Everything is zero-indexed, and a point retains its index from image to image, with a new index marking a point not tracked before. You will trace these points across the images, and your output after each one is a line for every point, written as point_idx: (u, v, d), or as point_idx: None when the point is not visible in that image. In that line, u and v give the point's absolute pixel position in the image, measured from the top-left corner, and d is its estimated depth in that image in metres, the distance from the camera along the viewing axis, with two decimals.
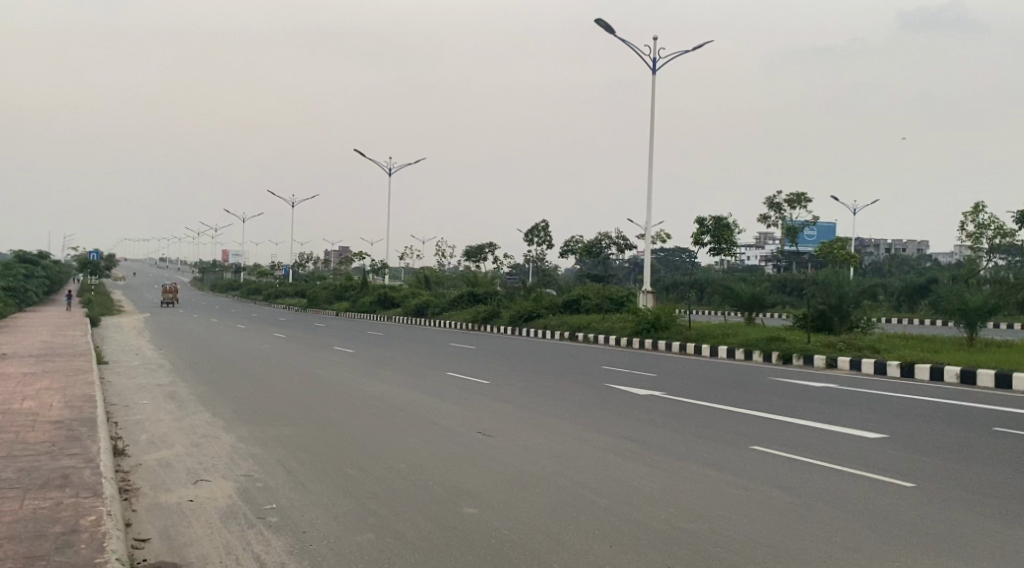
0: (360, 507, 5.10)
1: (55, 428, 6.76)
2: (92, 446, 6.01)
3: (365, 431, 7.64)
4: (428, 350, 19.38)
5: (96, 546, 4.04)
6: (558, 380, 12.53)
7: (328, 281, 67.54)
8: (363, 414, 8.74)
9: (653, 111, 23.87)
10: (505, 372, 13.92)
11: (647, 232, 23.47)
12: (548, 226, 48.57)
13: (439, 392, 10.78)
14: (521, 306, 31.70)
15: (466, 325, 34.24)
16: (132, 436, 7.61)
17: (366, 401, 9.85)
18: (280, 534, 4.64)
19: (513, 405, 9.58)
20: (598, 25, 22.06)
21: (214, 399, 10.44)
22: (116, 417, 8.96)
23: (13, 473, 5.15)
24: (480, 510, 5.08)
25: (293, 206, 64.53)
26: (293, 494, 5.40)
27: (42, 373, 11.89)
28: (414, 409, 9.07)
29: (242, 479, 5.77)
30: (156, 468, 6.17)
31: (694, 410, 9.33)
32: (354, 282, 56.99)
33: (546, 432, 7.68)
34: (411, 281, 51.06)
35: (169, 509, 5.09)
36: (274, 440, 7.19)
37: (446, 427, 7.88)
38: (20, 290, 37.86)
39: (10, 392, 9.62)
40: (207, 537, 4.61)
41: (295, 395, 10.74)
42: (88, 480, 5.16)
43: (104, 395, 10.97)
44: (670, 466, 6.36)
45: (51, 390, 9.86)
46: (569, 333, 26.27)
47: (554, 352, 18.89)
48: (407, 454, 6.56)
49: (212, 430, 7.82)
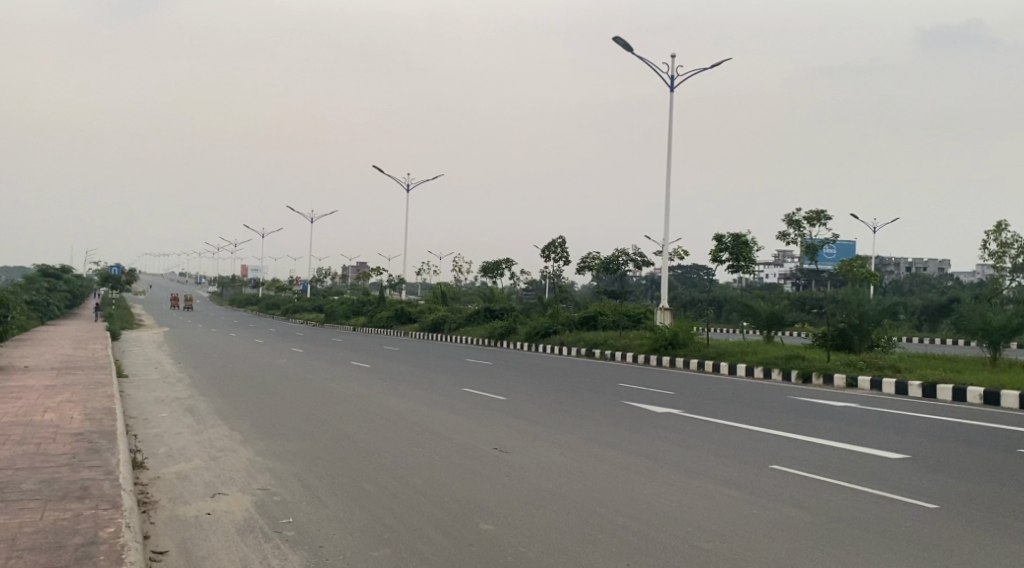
0: (377, 522, 5.10)
1: (75, 440, 6.82)
2: (111, 458, 6.05)
3: (382, 446, 7.63)
4: (444, 365, 19.37)
5: (115, 557, 4.11)
6: (575, 396, 12.52)
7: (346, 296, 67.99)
8: (379, 429, 8.73)
9: (671, 127, 23.84)
10: (522, 388, 13.85)
11: (665, 250, 23.42)
12: (565, 242, 48.52)
13: (455, 408, 10.76)
14: (538, 322, 31.73)
15: (484, 341, 34.30)
16: (151, 449, 7.66)
17: (382, 416, 9.85)
18: (297, 548, 4.65)
19: (530, 421, 9.53)
20: (616, 43, 22.06)
21: (232, 412, 10.46)
22: (136, 430, 9.04)
23: (34, 484, 5.20)
24: (497, 525, 5.07)
25: (312, 220, 65.21)
26: (309, 508, 5.40)
27: (64, 386, 12.04)
28: (430, 425, 9.06)
29: (259, 493, 5.78)
30: (174, 481, 6.19)
31: (712, 429, 9.25)
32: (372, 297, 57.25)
33: (563, 448, 7.66)
34: (428, 296, 51.19)
35: (187, 522, 5.11)
36: (291, 455, 7.18)
37: (462, 443, 7.86)
38: (43, 302, 38.30)
39: (32, 404, 9.74)
40: (225, 550, 4.62)
41: (313, 409, 10.74)
42: (107, 491, 5.19)
43: (123, 408, 11.05)
44: (688, 485, 6.31)
45: (72, 403, 9.96)
46: (586, 350, 26.25)
47: (571, 369, 18.85)
48: (423, 470, 6.53)
49: (230, 444, 7.85)
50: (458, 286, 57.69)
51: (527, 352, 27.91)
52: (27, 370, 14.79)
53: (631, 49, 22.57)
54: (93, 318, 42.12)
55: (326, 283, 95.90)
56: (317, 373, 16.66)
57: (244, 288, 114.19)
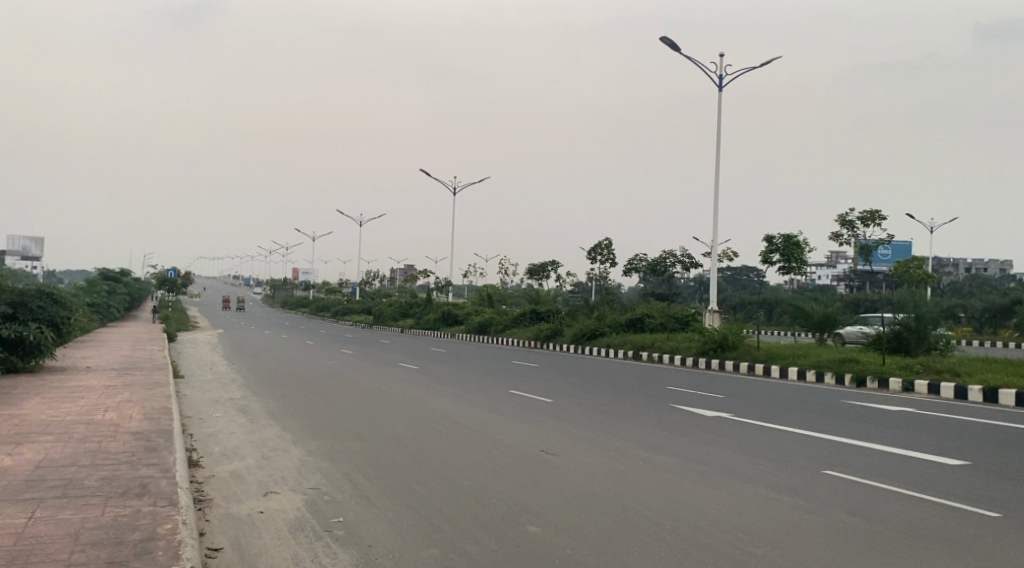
0: (425, 522, 5.14)
1: (134, 439, 7.02)
2: (168, 457, 6.21)
3: (430, 447, 7.69)
4: (490, 367, 19.45)
5: (173, 553, 4.23)
6: (623, 400, 12.44)
7: (395, 298, 68.85)
8: (426, 430, 8.80)
9: (720, 127, 23.52)
10: (569, 391, 13.81)
11: (714, 252, 23.12)
12: (612, 243, 48.28)
13: (502, 410, 10.78)
14: (584, 323, 31.86)
15: (530, 343, 34.39)
16: (207, 448, 7.85)
17: (429, 418, 9.93)
18: (346, 546, 4.71)
19: (577, 424, 9.50)
20: (664, 44, 21.88)
21: (284, 413, 10.65)
22: (192, 429, 9.28)
23: (96, 481, 5.37)
24: (544, 528, 5.07)
25: (361, 223, 66.32)
26: (358, 507, 5.47)
27: (124, 386, 12.42)
28: (477, 427, 9.10)
29: (309, 492, 5.88)
30: (229, 480, 6.33)
31: (763, 433, 9.09)
32: (419, 298, 57.83)
33: (610, 451, 7.61)
34: (475, 298, 51.50)
35: (241, 520, 5.22)
36: (340, 455, 7.28)
37: (509, 445, 7.87)
38: (105, 306, 39.63)
39: (94, 404, 10.07)
40: (277, 548, 4.70)
41: (362, 410, 10.88)
42: (165, 489, 5.33)
43: (179, 408, 11.34)
44: (738, 489, 6.22)
45: (130, 402, 10.27)
46: (633, 353, 26.09)
47: (618, 372, 18.74)
48: (470, 471, 6.56)
49: (281, 444, 8.00)
50: (504, 289, 57.82)
51: (574, 355, 27.83)
52: (90, 371, 15.33)
53: (678, 49, 22.38)
54: (152, 321, 43.45)
55: (376, 285, 97.27)
56: (366, 375, 16.87)
57: (294, 291, 116.90)
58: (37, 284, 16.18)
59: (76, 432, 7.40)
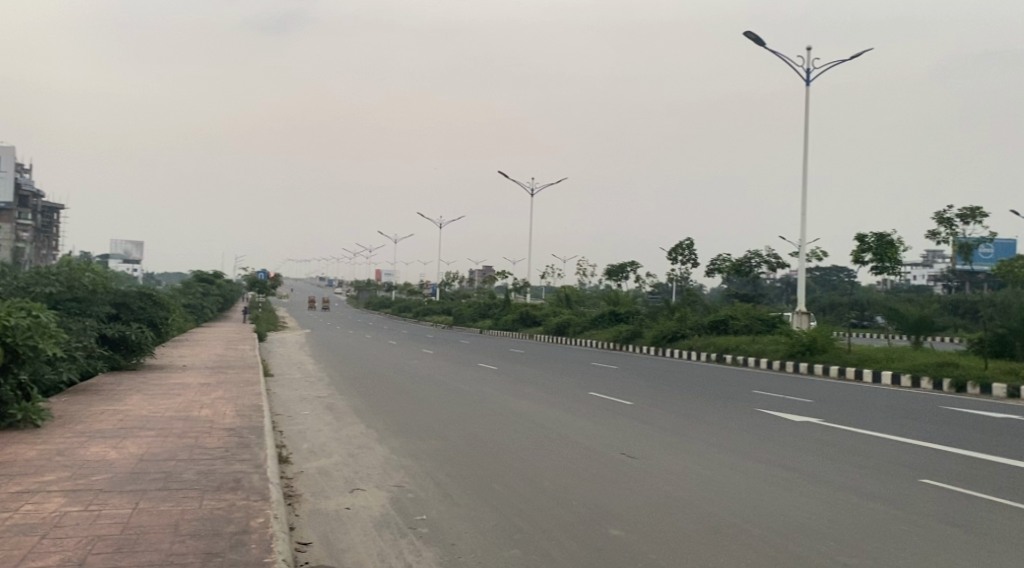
0: (507, 523, 5.16)
1: (229, 435, 7.32)
2: (260, 453, 6.44)
3: (511, 447, 7.72)
4: (569, 369, 19.42)
5: (266, 547, 4.39)
6: (706, 403, 12.17)
7: (472, 299, 69.74)
8: (506, 431, 8.84)
9: (807, 123, 22.92)
10: (648, 393, 13.65)
11: (800, 252, 22.41)
12: (693, 243, 47.55)
13: (582, 412, 10.74)
14: (665, 325, 31.54)
15: (609, 344, 34.22)
16: (296, 445, 8.10)
17: (510, 418, 9.98)
18: (430, 544, 4.77)
19: (658, 427, 9.38)
20: (747, 39, 21.46)
21: (368, 411, 10.89)
22: (282, 426, 9.60)
23: (193, 475, 5.61)
24: (626, 531, 5.01)
25: (440, 226, 67.50)
26: (442, 506, 5.53)
27: (217, 384, 12.97)
28: (557, 428, 9.09)
29: (394, 489, 5.99)
30: (317, 476, 6.51)
31: (854, 439, 8.76)
32: (498, 300, 58.39)
33: (694, 456, 7.48)
34: (553, 299, 51.65)
35: (329, 515, 5.36)
36: (423, 453, 7.39)
37: (590, 447, 7.83)
38: (201, 306, 41.59)
39: (190, 400, 10.55)
40: (364, 543, 4.80)
41: (443, 409, 11.03)
42: (257, 483, 5.52)
43: (270, 405, 11.76)
44: (829, 497, 6.01)
45: (224, 400, 10.71)
46: (716, 355, 25.63)
47: (699, 375, 18.42)
48: (551, 472, 6.55)
49: (366, 441, 8.18)
50: (582, 290, 57.61)
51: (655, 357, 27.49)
52: (188, 369, 16.08)
53: (763, 44, 21.92)
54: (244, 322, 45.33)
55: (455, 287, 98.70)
56: (446, 375, 17.06)
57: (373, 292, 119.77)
58: (139, 286, 17.06)
59: (176, 427, 7.76)
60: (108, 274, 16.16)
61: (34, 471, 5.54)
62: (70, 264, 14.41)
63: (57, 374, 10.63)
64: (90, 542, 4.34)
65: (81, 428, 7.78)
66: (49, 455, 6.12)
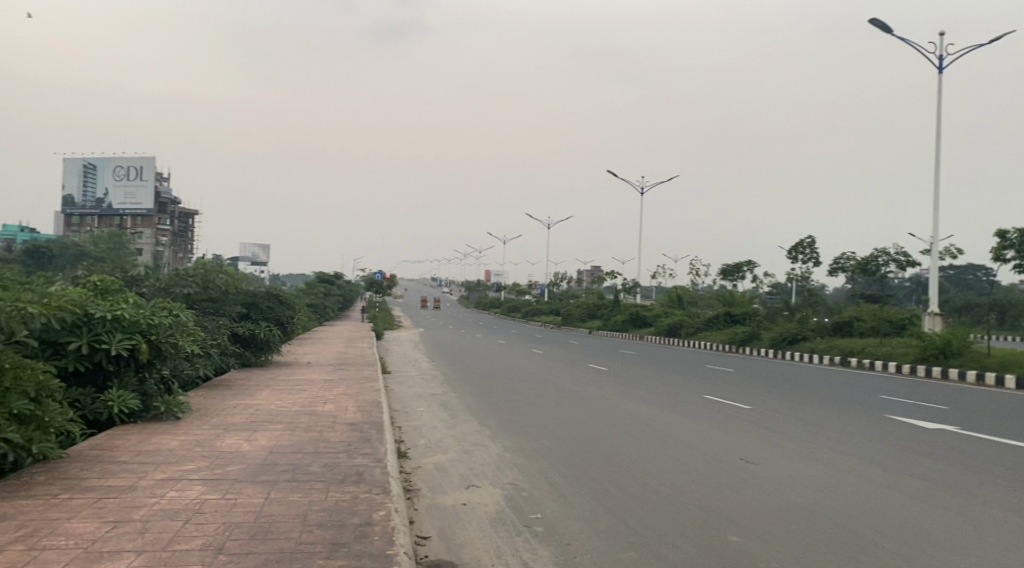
0: (622, 525, 5.13)
1: (352, 429, 7.62)
2: (380, 447, 6.66)
3: (626, 449, 7.67)
4: (681, 371, 19.08)
5: (388, 539, 4.55)
6: (827, 408, 11.70)
7: (580, 299, 69.83)
8: (619, 432, 8.78)
9: (942, 113, 21.83)
10: (764, 397, 13.22)
11: (933, 249, 21.16)
12: (813, 242, 45.72)
13: (696, 415, 10.52)
14: (784, 327, 30.55)
15: (724, 346, 33.46)
16: (413, 440, 8.35)
17: (623, 420, 9.90)
18: (545, 543, 4.80)
19: (776, 433, 9.07)
20: (874, 26, 20.57)
21: (482, 410, 11.07)
22: (400, 422, 9.90)
23: (319, 467, 5.87)
24: (745, 538, 4.89)
25: (548, 226, 68.01)
26: (556, 505, 5.56)
27: (338, 380, 13.54)
28: (672, 431, 8.95)
29: (508, 487, 6.06)
30: (434, 471, 6.67)
31: (994, 450, 8.18)
32: (607, 300, 58.24)
33: (817, 463, 7.19)
34: (665, 300, 51.02)
35: (446, 510, 5.48)
36: (536, 453, 7.45)
37: (706, 451, 7.67)
38: (323, 306, 43.79)
39: (315, 396, 11.06)
40: (480, 540, 4.89)
41: (556, 410, 11.07)
42: (378, 477, 5.72)
43: (388, 402, 12.16)
44: (968, 510, 5.64)
45: (346, 395, 11.17)
46: (839, 358, 24.61)
47: (819, 379, 17.68)
48: (667, 476, 6.46)
49: (481, 439, 8.32)
50: (693, 290, 56.59)
51: (774, 360, 26.69)
52: (313, 366, 16.89)
53: (891, 31, 20.97)
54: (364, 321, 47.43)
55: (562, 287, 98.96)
56: (556, 376, 17.14)
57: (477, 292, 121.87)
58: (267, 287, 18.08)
59: (304, 422, 8.14)
60: (239, 276, 17.12)
61: (177, 459, 5.94)
62: (207, 265, 15.50)
63: (195, 370, 11.55)
64: (227, 528, 4.63)
65: (220, 421, 8.31)
66: (191, 445, 6.57)
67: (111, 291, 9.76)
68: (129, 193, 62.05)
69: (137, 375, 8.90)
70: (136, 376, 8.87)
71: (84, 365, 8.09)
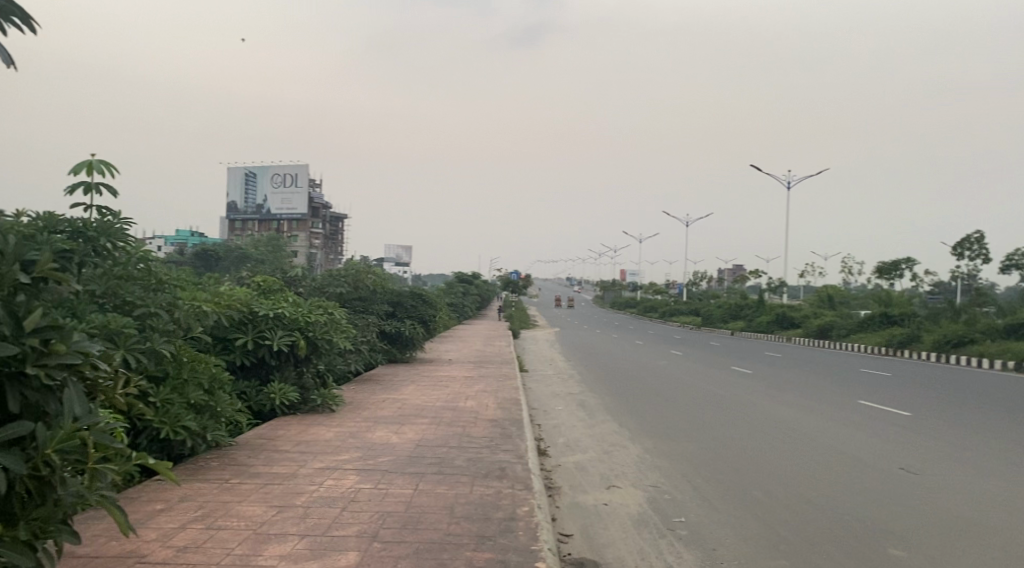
0: (771, 533, 4.95)
1: (494, 426, 7.81)
2: (521, 444, 6.78)
3: (773, 455, 7.38)
4: (832, 375, 18.10)
5: (532, 535, 4.62)
6: (999, 418, 10.73)
7: (716, 299, 68.23)
8: (764, 438, 8.47)
9: None
10: (924, 405, 12.31)
11: None
12: (980, 238, 42.25)
13: (849, 422, 9.95)
14: (949, 329, 28.45)
15: (880, 347, 31.63)
16: (552, 439, 8.43)
17: (768, 425, 9.53)
18: (690, 547, 4.71)
19: (941, 442, 8.42)
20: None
21: (619, 411, 11.01)
22: (538, 421, 10.03)
23: (464, 461, 6.05)
24: (908, 552, 4.59)
25: (685, 224, 67.01)
26: (701, 509, 5.44)
27: (477, 377, 13.92)
28: (822, 438, 8.52)
29: (650, 489, 6.00)
30: (574, 470, 6.71)
31: None
32: (747, 301, 56.54)
33: (990, 476, 6.62)
34: (810, 300, 48.85)
35: (588, 509, 5.50)
36: (677, 455, 7.33)
37: (862, 460, 7.26)
38: (465, 304, 45.23)
39: (456, 392, 11.42)
40: (623, 540, 4.86)
41: (696, 412, 10.84)
42: (521, 473, 5.82)
43: (526, 400, 12.36)
44: None
45: (486, 392, 11.46)
46: (1019, 363, 22.56)
47: (993, 386, 16.22)
48: (817, 484, 6.18)
49: (620, 440, 8.29)
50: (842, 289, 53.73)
51: (940, 364, 24.81)
52: (454, 363, 17.42)
53: None
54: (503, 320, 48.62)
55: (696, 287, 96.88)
56: (694, 377, 16.75)
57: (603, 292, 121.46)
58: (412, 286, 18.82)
59: (449, 417, 8.40)
60: (387, 276, 18.03)
61: (333, 450, 6.30)
62: (356, 266, 16.42)
63: (348, 364, 12.26)
64: (380, 517, 4.87)
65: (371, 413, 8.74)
66: (346, 436, 6.96)
67: (274, 291, 10.57)
68: (285, 200, 67.43)
69: (296, 369, 9.62)
70: (295, 370, 9.59)
71: (251, 359, 8.81)
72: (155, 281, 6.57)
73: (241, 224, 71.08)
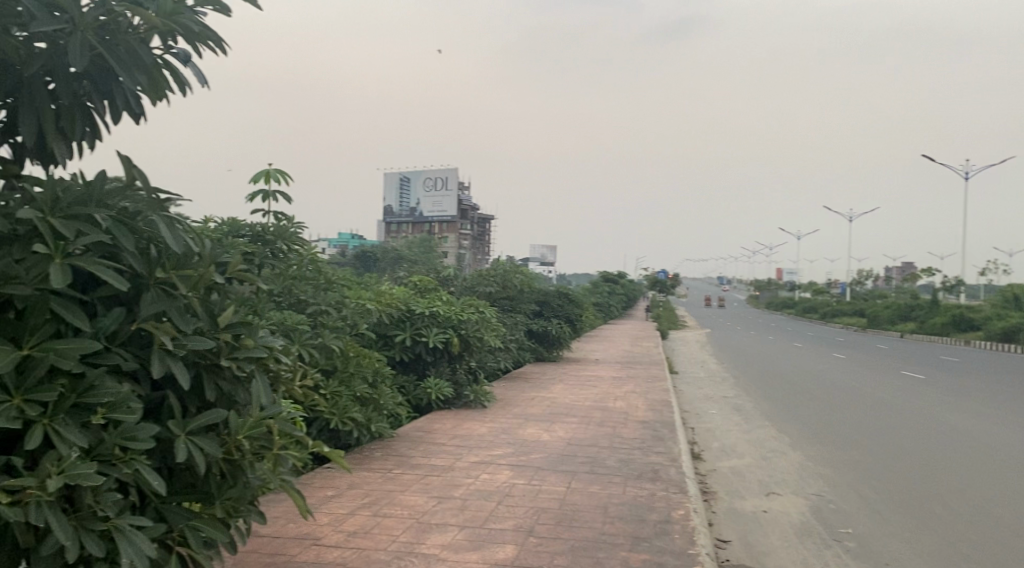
0: (950, 549, 4.60)
1: (648, 428, 7.79)
2: (675, 447, 6.72)
3: (952, 468, 6.83)
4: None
5: (688, 538, 4.56)
6: None
7: (879, 299, 64.19)
8: (941, 449, 7.86)
9: None
10: None
11: None
12: None
13: None
14: None
15: None
16: (706, 443, 8.29)
17: (946, 435, 8.82)
18: (859, 560, 4.47)
19: None
20: None
21: (777, 416, 10.61)
22: (691, 424, 9.89)
23: (617, 461, 6.10)
24: None
25: (847, 219, 63.61)
26: (870, 521, 5.15)
27: (627, 379, 13.92)
28: (1010, 451, 7.79)
29: (813, 498, 5.75)
30: (730, 475, 6.57)
31: None
32: (916, 301, 52.82)
33: None
34: (992, 300, 44.86)
35: (745, 516, 5.37)
36: (840, 464, 6.98)
37: None
38: (610, 303, 45.55)
39: (606, 393, 11.50)
40: (785, 550, 4.69)
41: (863, 419, 10.23)
42: (675, 475, 5.77)
43: (679, 403, 12.22)
44: None
45: (636, 394, 11.45)
46: None
47: None
48: (1003, 500, 5.66)
49: (779, 447, 8.00)
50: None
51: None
52: (599, 364, 17.56)
53: None
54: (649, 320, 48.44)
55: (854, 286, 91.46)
56: (857, 383, 15.83)
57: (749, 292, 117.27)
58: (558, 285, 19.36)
59: (599, 420, 8.45)
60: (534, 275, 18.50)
61: (487, 444, 6.54)
62: (504, 267, 17.02)
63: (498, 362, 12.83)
64: (535, 512, 5.00)
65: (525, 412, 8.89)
66: (500, 432, 7.21)
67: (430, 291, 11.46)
68: (438, 204, 70.68)
69: (450, 365, 10.49)
70: (448, 366, 10.47)
71: (409, 354, 9.78)
72: (323, 280, 7.69)
73: (395, 225, 75.44)
